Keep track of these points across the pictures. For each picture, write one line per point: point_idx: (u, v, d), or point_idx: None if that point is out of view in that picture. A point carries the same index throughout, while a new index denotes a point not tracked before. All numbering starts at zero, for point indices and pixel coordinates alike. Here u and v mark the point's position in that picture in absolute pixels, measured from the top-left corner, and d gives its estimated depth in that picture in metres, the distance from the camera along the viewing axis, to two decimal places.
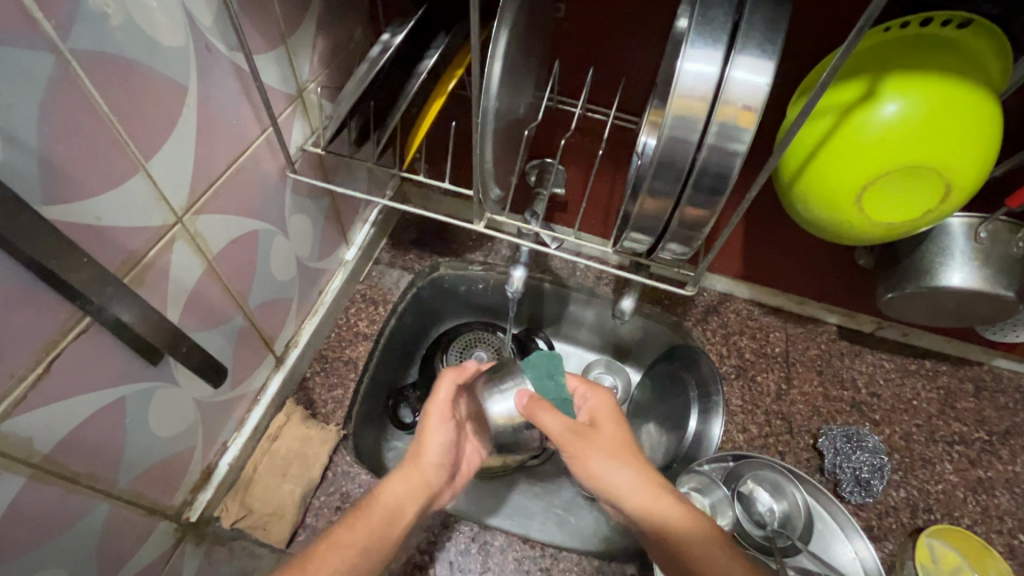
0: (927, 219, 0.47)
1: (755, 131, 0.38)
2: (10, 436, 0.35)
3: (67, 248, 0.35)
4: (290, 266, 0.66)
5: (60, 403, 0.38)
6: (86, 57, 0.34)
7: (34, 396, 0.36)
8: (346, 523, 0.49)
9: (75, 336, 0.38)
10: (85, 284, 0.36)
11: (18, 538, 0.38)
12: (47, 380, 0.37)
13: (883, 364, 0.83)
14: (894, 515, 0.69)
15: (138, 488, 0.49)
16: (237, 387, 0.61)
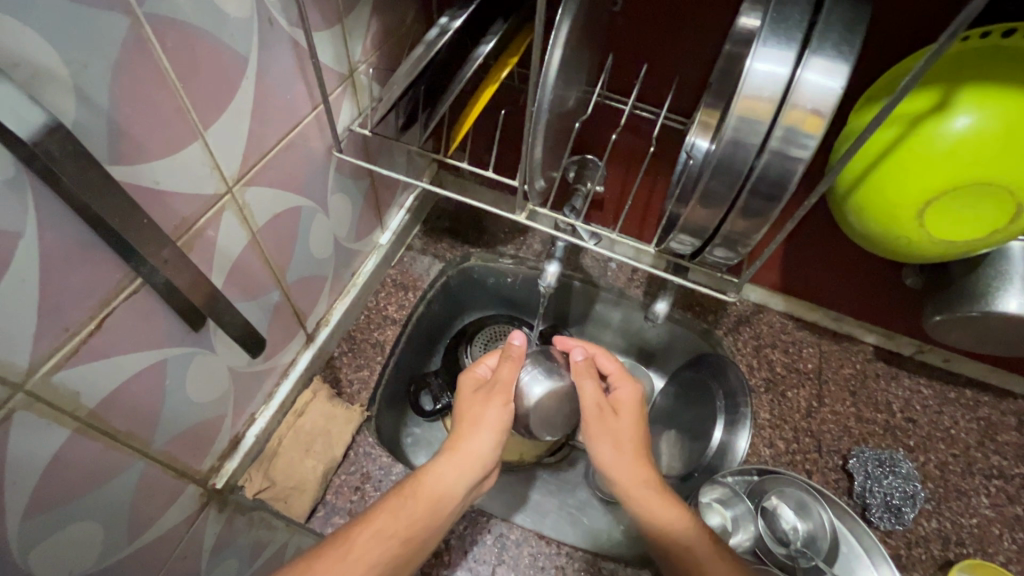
0: (994, 240, 0.45)
1: (822, 137, 0.37)
2: (61, 387, 0.36)
3: (127, 208, 0.35)
4: (328, 245, 0.66)
5: (108, 360, 0.39)
6: (156, 22, 0.34)
7: (84, 350, 0.37)
8: (387, 507, 0.52)
9: (126, 296, 0.38)
10: (139, 244, 0.37)
11: (59, 489, 0.39)
12: (98, 337, 0.38)
13: (921, 389, 0.80)
14: (924, 545, 0.66)
15: (171, 451, 0.50)
16: (269, 360, 0.62)
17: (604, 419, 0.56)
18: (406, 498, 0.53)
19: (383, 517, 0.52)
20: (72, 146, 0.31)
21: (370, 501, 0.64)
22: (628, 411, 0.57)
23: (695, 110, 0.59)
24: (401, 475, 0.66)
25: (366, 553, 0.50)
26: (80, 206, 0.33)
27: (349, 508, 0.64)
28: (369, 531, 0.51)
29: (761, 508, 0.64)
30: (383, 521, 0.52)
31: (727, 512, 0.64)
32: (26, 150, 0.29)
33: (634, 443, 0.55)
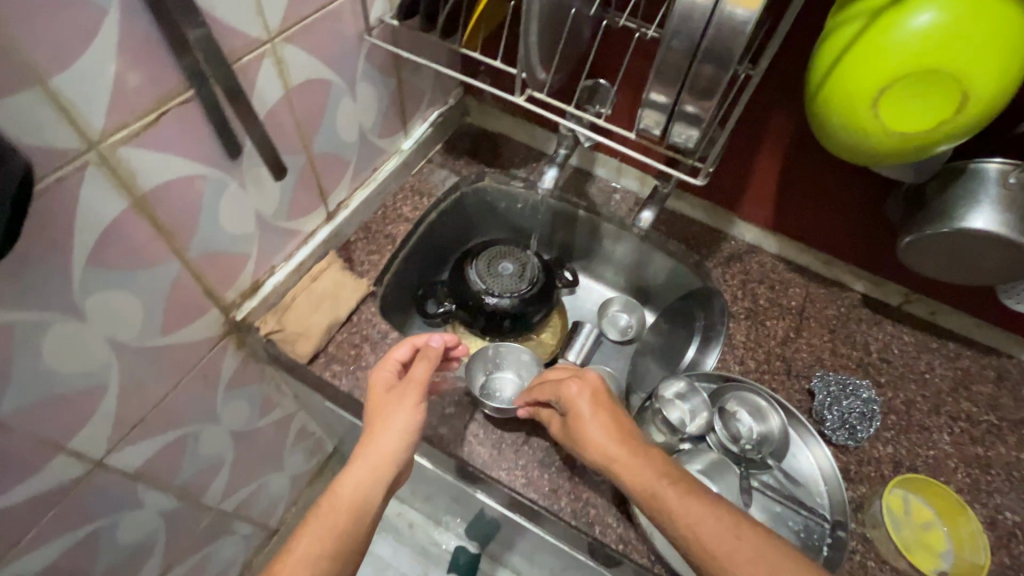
0: (945, 134, 0.48)
1: (757, 14, 0.42)
2: (124, 162, 0.45)
3: (187, 16, 0.44)
4: (354, 131, 0.74)
5: (161, 154, 0.48)
6: None
7: (144, 136, 0.46)
8: (311, 523, 0.57)
9: (180, 102, 0.47)
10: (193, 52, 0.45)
11: (113, 252, 0.48)
12: (156, 128, 0.46)
13: (903, 336, 0.82)
14: (875, 465, 0.69)
15: (204, 267, 0.60)
16: (293, 221, 0.71)
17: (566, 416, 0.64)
18: (330, 507, 0.58)
19: (323, 518, 0.57)
20: None
21: (365, 356, 0.72)
22: (583, 399, 0.63)
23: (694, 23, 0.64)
24: (395, 340, 0.74)
25: (302, 558, 0.54)
26: (153, 5, 0.42)
27: (347, 360, 0.72)
28: (302, 546, 0.55)
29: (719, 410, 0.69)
30: (312, 538, 0.56)
31: (686, 406, 0.69)
32: None
33: (592, 410, 0.62)
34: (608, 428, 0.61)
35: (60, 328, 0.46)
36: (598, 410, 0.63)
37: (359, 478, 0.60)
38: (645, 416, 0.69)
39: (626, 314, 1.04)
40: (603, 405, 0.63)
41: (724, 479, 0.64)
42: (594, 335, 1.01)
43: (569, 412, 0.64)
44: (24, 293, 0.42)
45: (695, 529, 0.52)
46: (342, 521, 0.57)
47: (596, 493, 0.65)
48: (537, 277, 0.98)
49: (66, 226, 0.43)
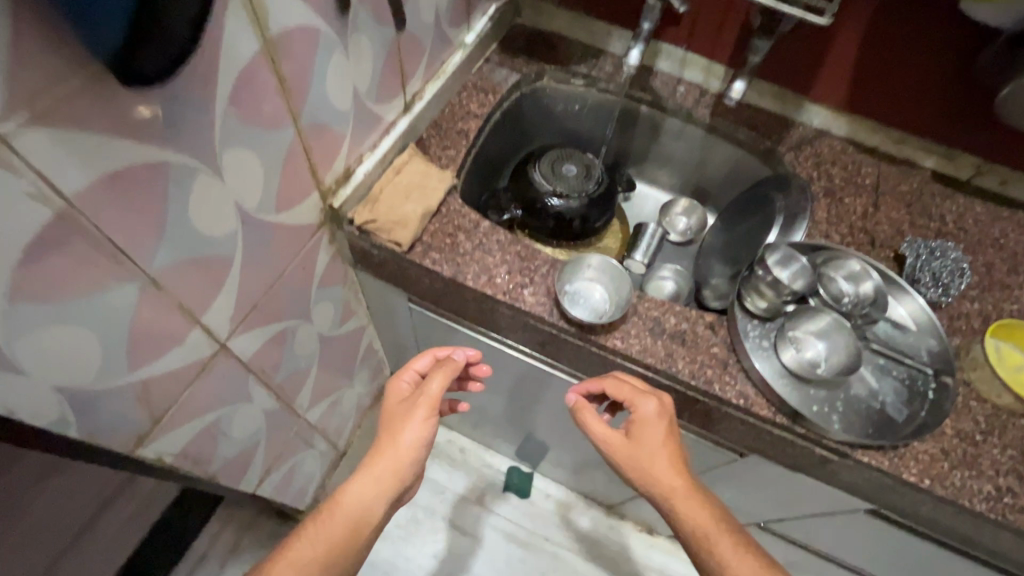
0: None
1: None
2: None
3: None
4: (431, 11, 0.71)
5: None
6: None
7: None
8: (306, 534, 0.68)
9: None
10: None
11: (247, 101, 0.46)
12: None
13: (976, 206, 0.83)
14: (966, 319, 0.72)
15: (311, 141, 0.57)
16: (380, 105, 0.68)
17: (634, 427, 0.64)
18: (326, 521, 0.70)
19: (323, 527, 0.69)
20: None
21: (461, 243, 0.71)
22: (658, 410, 0.63)
23: None
24: (489, 227, 0.73)
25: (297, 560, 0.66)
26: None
27: (444, 248, 0.71)
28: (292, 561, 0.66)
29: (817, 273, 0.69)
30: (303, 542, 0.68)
31: (784, 270, 0.68)
32: None
33: (664, 440, 0.63)
34: (663, 430, 0.63)
35: (204, 179, 0.44)
36: (661, 423, 0.64)
37: (358, 496, 0.72)
38: (748, 284, 0.68)
39: (687, 216, 1.03)
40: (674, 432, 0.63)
41: (840, 334, 0.65)
42: (658, 235, 1.00)
43: (637, 421, 0.64)
44: (177, 129, 0.40)
45: (692, 520, 0.59)
46: (333, 541, 0.69)
47: (709, 355, 0.66)
48: (601, 179, 0.97)
49: (209, 60, 0.41)
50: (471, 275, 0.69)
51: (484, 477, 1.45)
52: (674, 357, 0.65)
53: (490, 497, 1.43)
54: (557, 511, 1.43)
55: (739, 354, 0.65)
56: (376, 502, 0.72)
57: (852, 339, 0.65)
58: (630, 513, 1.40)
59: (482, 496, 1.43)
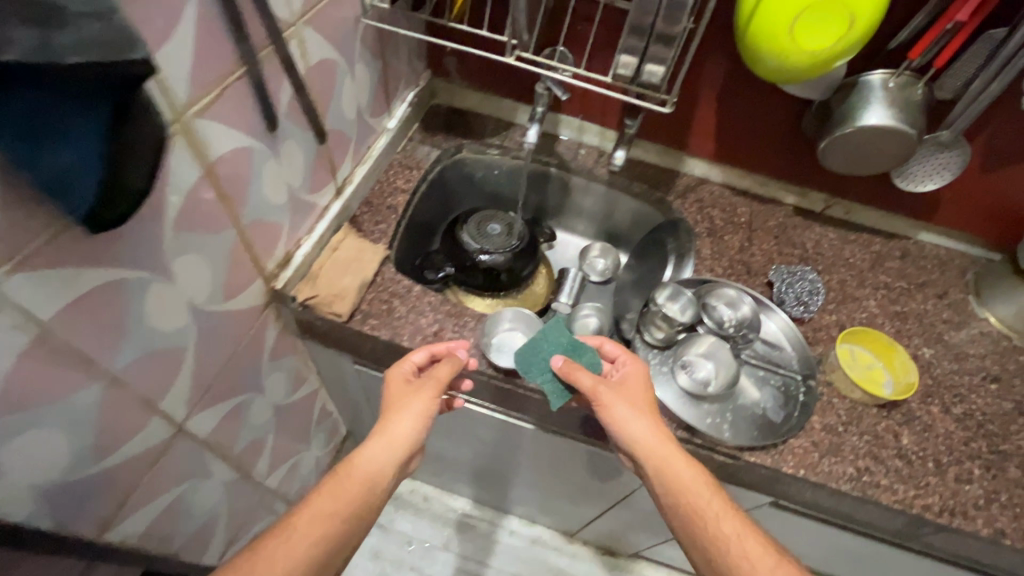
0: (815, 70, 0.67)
1: None
2: (207, 157, 0.54)
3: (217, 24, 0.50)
4: (353, 109, 0.82)
5: (221, 155, 0.56)
6: None
7: (207, 160, 0.54)
8: (320, 496, 0.61)
9: (220, 93, 0.53)
10: (216, 46, 0.50)
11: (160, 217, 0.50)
12: (218, 133, 0.54)
13: (829, 234, 1.00)
14: (825, 329, 0.86)
15: (251, 236, 0.66)
16: (312, 196, 0.77)
17: (613, 387, 0.71)
18: (340, 482, 0.63)
19: (305, 527, 0.59)
20: None
21: (397, 308, 0.80)
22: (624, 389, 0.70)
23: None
24: (420, 291, 0.82)
25: (368, 465, 0.65)
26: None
27: (381, 314, 0.80)
28: (312, 522, 0.59)
29: (756, 313, 0.82)
30: (314, 512, 0.60)
31: (733, 311, 0.83)
32: None
33: (642, 408, 0.68)
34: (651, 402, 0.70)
35: (156, 288, 0.52)
36: (632, 392, 0.70)
37: (371, 461, 0.65)
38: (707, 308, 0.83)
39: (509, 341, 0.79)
40: (645, 391, 0.70)
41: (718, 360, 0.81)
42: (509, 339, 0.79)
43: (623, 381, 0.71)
44: (134, 256, 0.48)
45: (691, 493, 0.64)
46: (361, 489, 0.63)
47: None
48: (523, 232, 1.10)
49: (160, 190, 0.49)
50: (407, 336, 0.78)
51: (449, 521, 1.49)
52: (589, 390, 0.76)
53: (456, 541, 1.46)
54: (524, 547, 1.48)
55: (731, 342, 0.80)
56: (391, 467, 0.66)
57: (760, 368, 0.79)
58: (591, 537, 1.47)
59: (449, 541, 1.46)
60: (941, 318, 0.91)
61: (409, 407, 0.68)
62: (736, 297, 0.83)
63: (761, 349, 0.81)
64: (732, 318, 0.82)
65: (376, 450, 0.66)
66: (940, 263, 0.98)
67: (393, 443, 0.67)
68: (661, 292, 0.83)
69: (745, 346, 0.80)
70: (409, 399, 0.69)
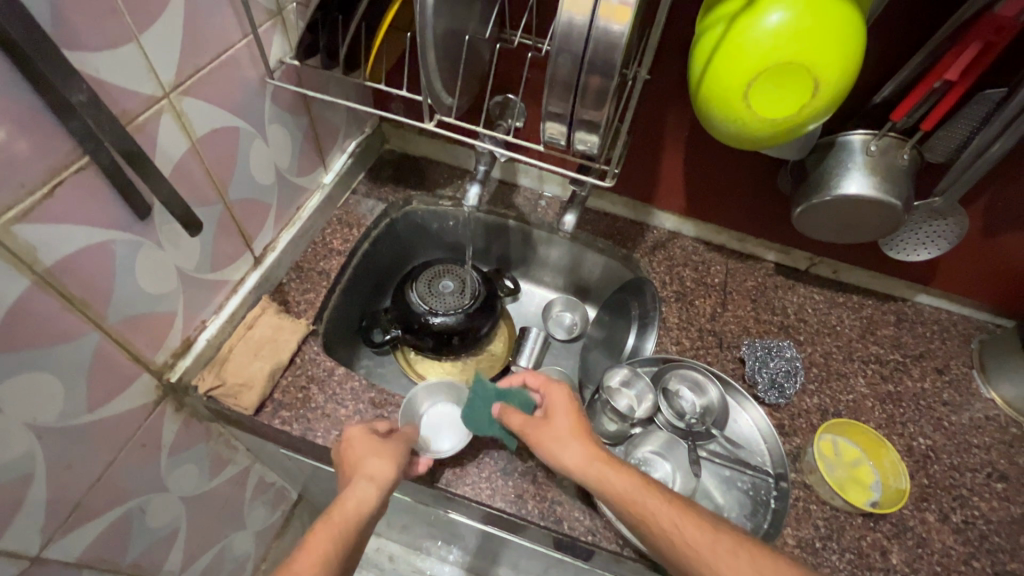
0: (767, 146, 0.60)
1: (628, 26, 0.45)
2: (39, 265, 0.45)
3: (34, 114, 0.41)
4: (270, 172, 0.74)
5: (62, 257, 0.47)
6: None
7: (39, 267, 0.45)
8: (318, 533, 0.50)
9: (51, 190, 0.45)
10: (35, 137, 0.42)
11: None
12: (53, 234, 0.46)
13: (813, 296, 0.90)
14: (805, 416, 0.76)
15: (126, 333, 0.57)
16: (217, 272, 0.69)
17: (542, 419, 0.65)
18: (334, 519, 0.52)
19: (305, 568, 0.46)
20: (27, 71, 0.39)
21: (315, 396, 0.72)
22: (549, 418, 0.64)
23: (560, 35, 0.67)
24: (343, 374, 0.74)
25: (357, 509, 0.54)
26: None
27: (297, 403, 0.71)
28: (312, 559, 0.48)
29: (724, 401, 0.72)
30: (319, 550, 0.49)
31: (697, 398, 0.73)
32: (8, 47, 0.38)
33: (571, 429, 0.61)
34: (585, 424, 0.63)
35: None
36: (566, 416, 0.63)
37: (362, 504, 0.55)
38: (668, 393, 0.73)
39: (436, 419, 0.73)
40: (575, 415, 0.63)
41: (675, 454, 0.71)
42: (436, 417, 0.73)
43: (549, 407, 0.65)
44: None
45: (654, 512, 0.54)
46: (354, 521, 0.53)
47: (560, 492, 0.66)
48: (478, 291, 1.00)
49: None
50: (322, 430, 0.69)
51: None
52: (524, 498, 0.66)
53: None
54: None
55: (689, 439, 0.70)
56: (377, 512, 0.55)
57: (721, 469, 0.69)
58: None
59: None
60: (940, 400, 0.79)
61: (384, 456, 0.60)
62: (704, 381, 0.73)
63: (725, 446, 0.71)
64: (694, 406, 0.73)
65: (365, 491, 0.56)
66: (940, 330, 0.88)
67: (378, 487, 0.57)
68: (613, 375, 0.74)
69: (706, 442, 0.70)
70: (384, 449, 0.61)
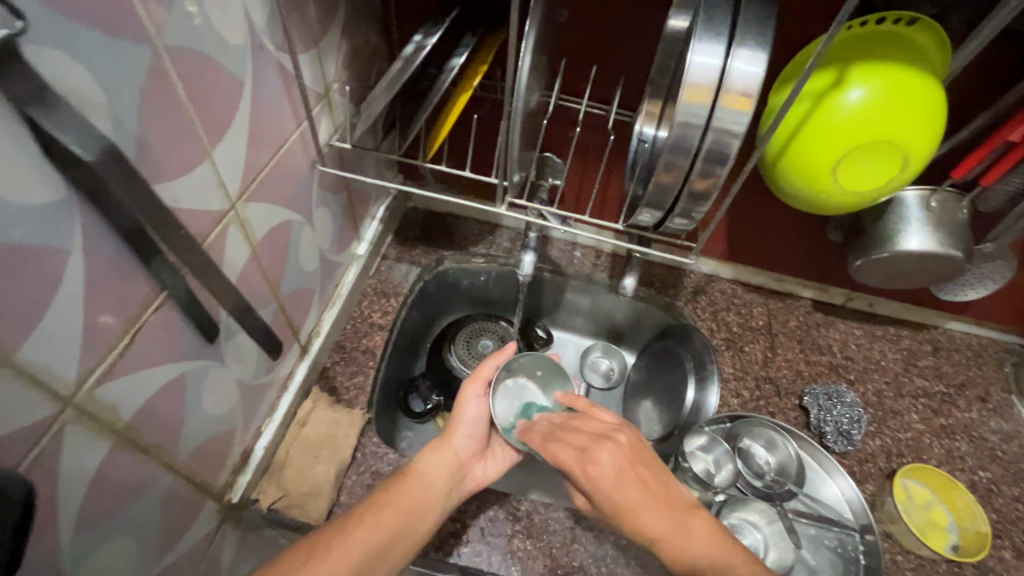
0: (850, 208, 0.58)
1: (751, 114, 0.43)
2: (119, 424, 0.40)
3: (119, 264, 0.36)
4: (315, 257, 0.69)
5: (140, 407, 0.42)
6: (155, 120, 0.37)
7: (118, 427, 0.40)
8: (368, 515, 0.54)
9: (129, 340, 0.39)
10: (117, 288, 0.37)
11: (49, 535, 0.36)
12: (131, 386, 0.40)
13: (854, 331, 0.91)
14: (872, 461, 0.77)
15: (192, 465, 0.52)
16: (271, 373, 0.64)
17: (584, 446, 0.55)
18: (402, 485, 0.58)
19: (341, 552, 0.50)
20: (118, 223, 0.34)
21: None
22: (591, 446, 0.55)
23: (621, 103, 0.65)
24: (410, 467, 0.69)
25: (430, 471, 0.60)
26: (88, 190, 0.32)
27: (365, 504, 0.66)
28: (362, 529, 0.53)
29: (798, 458, 0.72)
30: (372, 520, 0.54)
31: (771, 456, 0.74)
32: (103, 204, 0.33)
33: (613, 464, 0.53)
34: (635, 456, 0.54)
35: None
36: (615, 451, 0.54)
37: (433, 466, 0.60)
38: (742, 453, 0.73)
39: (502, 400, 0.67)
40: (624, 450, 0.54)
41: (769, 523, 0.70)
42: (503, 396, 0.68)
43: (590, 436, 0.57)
44: None
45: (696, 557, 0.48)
46: (415, 502, 0.57)
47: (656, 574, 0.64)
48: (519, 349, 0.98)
49: (48, 503, 0.35)
50: None
51: None
52: None
53: None
54: None
55: (777, 504, 0.69)
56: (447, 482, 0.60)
57: (807, 530, 0.69)
58: None
59: None
60: (990, 429, 0.82)
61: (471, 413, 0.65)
62: (777, 437, 0.73)
63: (808, 506, 0.70)
64: (768, 465, 0.73)
65: (437, 458, 0.61)
66: (975, 355, 0.90)
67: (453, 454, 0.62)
68: (690, 440, 0.73)
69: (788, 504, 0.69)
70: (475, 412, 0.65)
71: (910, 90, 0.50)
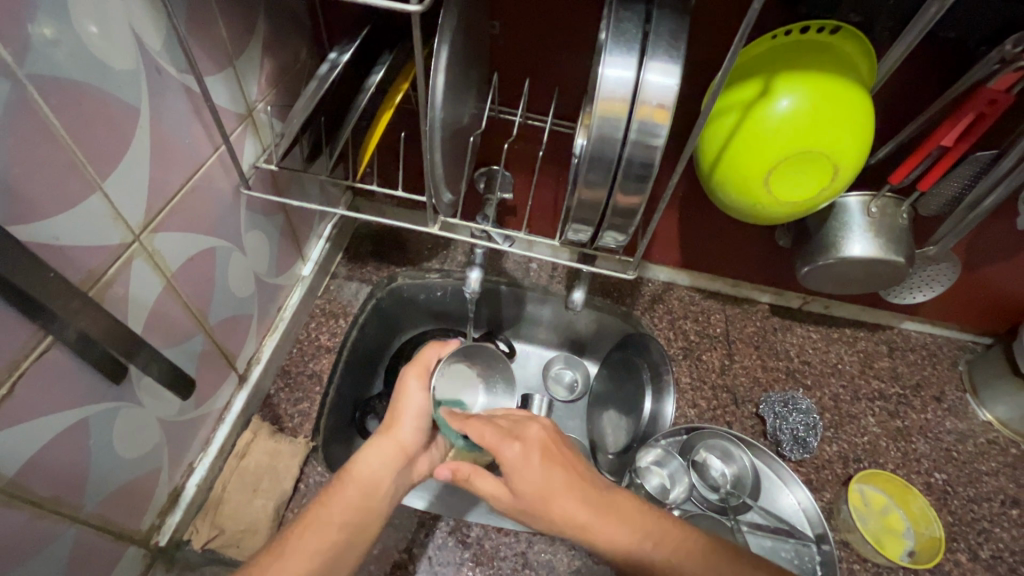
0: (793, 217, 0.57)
1: (670, 126, 0.42)
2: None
3: None
4: (249, 282, 0.66)
5: (27, 460, 0.39)
6: (19, 157, 0.35)
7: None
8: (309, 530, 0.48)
9: (7, 390, 0.37)
10: None
11: None
12: (14, 439, 0.38)
13: (811, 335, 0.91)
14: (829, 467, 0.76)
15: (105, 512, 0.49)
16: (202, 406, 0.61)
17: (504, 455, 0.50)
18: (342, 486, 0.52)
19: None
20: None
21: None
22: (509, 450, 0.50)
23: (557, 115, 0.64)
24: None
25: (372, 475, 0.53)
26: None
27: None
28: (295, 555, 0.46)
29: (753, 468, 0.71)
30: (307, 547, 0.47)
31: (727, 467, 0.72)
32: None
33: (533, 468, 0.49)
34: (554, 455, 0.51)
35: None
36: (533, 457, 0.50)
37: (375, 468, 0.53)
38: (697, 465, 0.72)
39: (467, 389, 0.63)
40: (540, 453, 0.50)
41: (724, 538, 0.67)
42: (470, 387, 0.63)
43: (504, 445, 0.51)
44: None
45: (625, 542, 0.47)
46: (356, 508, 0.51)
47: None
48: None
49: None
50: None
51: None
52: None
53: None
54: None
55: (731, 518, 0.68)
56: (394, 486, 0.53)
57: (762, 543, 0.68)
58: None
59: None
60: (945, 430, 0.82)
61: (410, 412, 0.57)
62: (732, 448, 0.72)
63: (764, 518, 0.69)
64: (723, 476, 0.72)
65: (378, 458, 0.54)
66: (930, 354, 0.91)
67: (395, 453, 0.55)
68: (642, 455, 0.72)
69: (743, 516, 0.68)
70: (410, 411, 0.57)
71: (832, 98, 0.49)
